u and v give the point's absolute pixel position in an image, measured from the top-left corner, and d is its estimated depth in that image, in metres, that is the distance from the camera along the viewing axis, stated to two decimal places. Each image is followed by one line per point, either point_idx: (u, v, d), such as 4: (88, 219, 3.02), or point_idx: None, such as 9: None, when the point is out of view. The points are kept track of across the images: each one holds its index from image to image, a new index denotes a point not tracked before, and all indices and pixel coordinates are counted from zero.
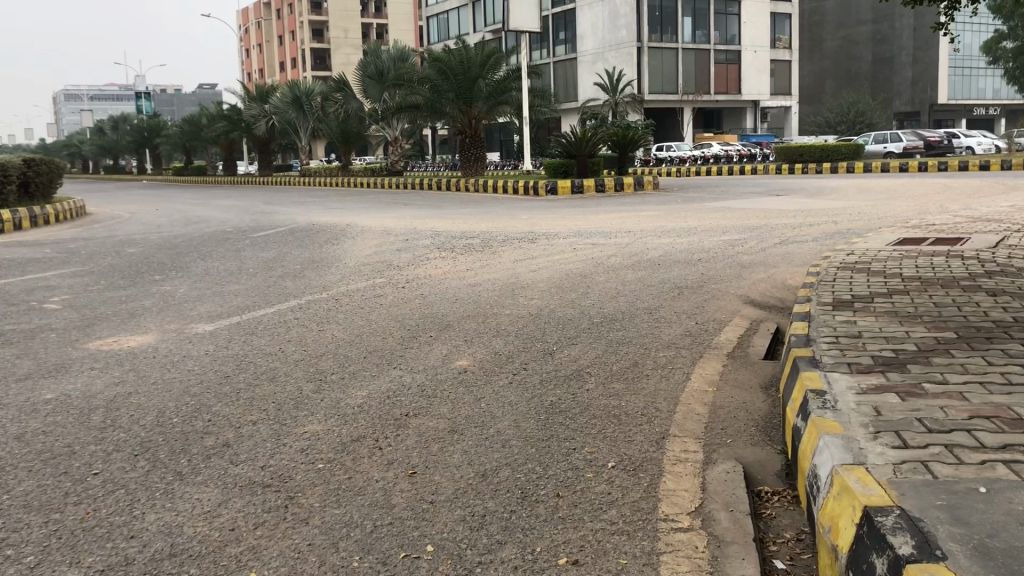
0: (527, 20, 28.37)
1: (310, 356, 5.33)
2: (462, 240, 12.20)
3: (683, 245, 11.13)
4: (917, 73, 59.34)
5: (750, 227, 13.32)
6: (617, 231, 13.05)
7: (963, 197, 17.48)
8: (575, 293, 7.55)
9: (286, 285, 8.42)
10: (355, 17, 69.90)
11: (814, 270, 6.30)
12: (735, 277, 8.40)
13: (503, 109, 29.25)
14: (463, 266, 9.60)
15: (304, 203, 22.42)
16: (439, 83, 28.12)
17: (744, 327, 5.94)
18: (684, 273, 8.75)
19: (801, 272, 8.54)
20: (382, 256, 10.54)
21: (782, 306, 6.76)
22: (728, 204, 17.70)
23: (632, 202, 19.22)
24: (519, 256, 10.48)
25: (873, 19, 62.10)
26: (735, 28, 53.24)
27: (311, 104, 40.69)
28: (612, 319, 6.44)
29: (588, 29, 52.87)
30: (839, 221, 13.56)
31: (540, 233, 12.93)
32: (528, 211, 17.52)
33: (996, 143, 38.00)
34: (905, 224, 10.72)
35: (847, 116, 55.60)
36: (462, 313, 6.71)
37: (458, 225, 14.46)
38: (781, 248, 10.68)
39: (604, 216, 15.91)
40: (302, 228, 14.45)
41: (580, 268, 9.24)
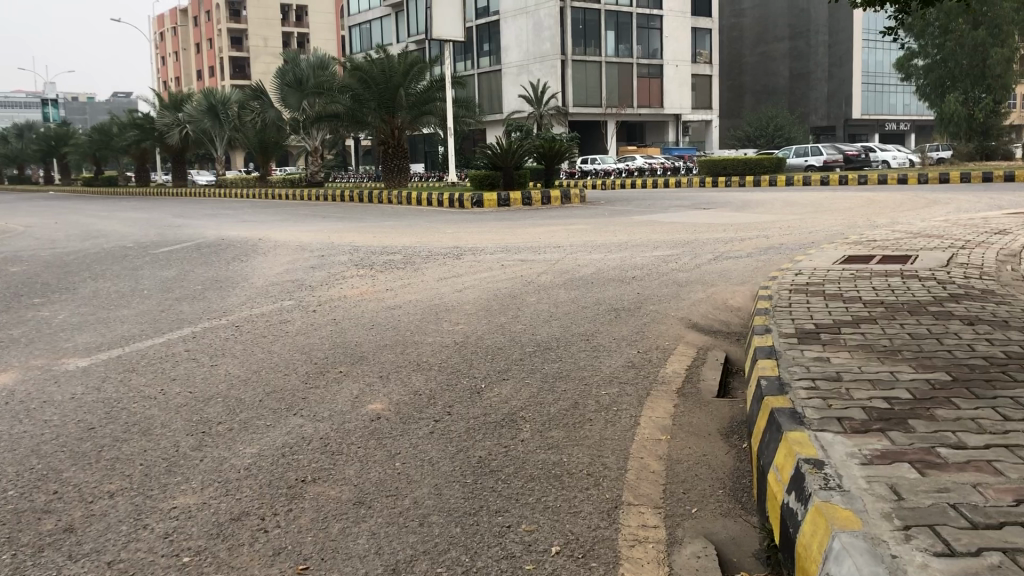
0: (450, 29, 27.75)
1: (194, 401, 4.54)
2: (383, 257, 11.47)
3: (614, 262, 10.60)
4: (833, 88, 60.86)
5: (681, 241, 12.92)
6: (545, 247, 12.48)
7: (890, 211, 17.46)
8: (503, 317, 6.91)
9: (181, 309, 7.56)
10: (275, 25, 68.32)
11: (764, 292, 5.77)
12: (673, 296, 7.88)
13: (427, 119, 28.58)
14: (380, 286, 8.87)
15: (218, 215, 21.30)
16: (360, 92, 27.22)
17: (691, 357, 5.39)
18: (619, 292, 8.19)
19: (741, 291, 8.06)
20: (293, 275, 9.74)
21: (728, 332, 6.22)
22: (659, 217, 17.33)
23: (560, 216, 18.71)
24: (443, 273, 9.79)
25: (790, 36, 63.37)
26: (657, 42, 53.63)
27: (228, 112, 39.28)
28: (545, 347, 5.79)
29: (513, 40, 52.55)
30: (770, 236, 13.26)
31: (466, 249, 12.26)
32: (453, 224, 16.84)
33: (911, 157, 38.92)
34: (841, 239, 10.39)
35: (767, 130, 56.55)
36: (379, 343, 5.99)
37: (379, 240, 13.71)
38: (715, 264, 10.25)
39: (531, 230, 15.32)
40: (210, 244, 13.48)
41: (508, 288, 8.59)
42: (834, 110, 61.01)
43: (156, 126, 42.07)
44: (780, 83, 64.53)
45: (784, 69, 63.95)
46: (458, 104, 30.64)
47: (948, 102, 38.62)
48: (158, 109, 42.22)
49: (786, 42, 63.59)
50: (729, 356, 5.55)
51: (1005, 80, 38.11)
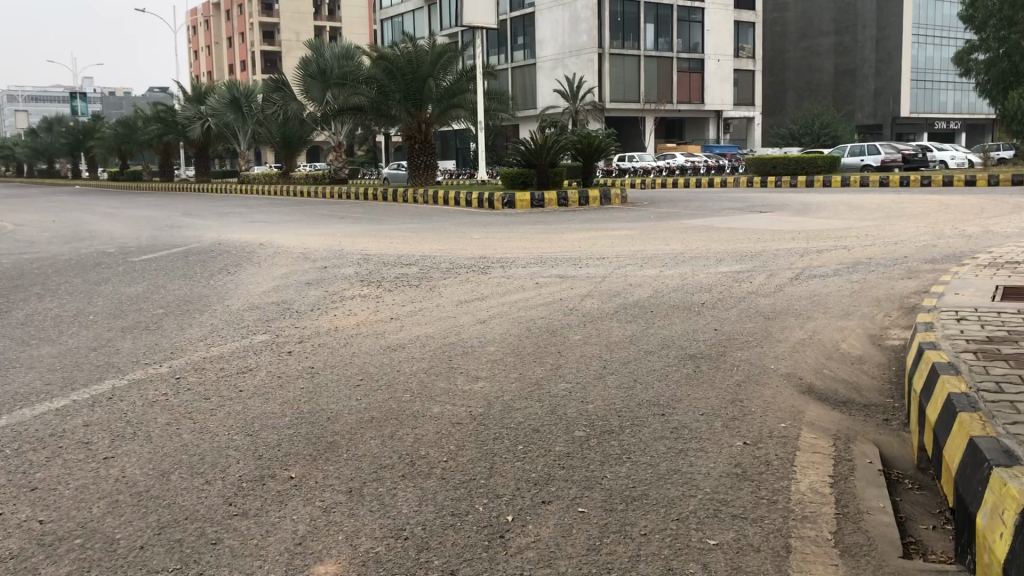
0: (482, 15, 25.88)
1: (32, 551, 2.72)
2: (398, 269, 9.73)
3: (671, 280, 8.75)
4: (880, 85, 58.54)
5: (747, 252, 11.00)
6: (589, 258, 10.67)
7: (974, 219, 15.37)
8: (538, 368, 5.08)
9: (120, 347, 5.79)
10: (307, 20, 67.01)
11: (931, 355, 3.82)
12: (762, 337, 6.04)
13: (456, 113, 26.74)
14: (385, 312, 7.08)
15: (228, 213, 19.88)
16: (385, 84, 25.57)
17: (831, 462, 3.53)
18: (692, 329, 6.33)
19: (854, 331, 6.23)
20: (281, 294, 8.00)
21: (863, 405, 4.36)
22: (711, 222, 15.45)
23: (599, 219, 16.91)
24: (465, 293, 7.99)
25: (836, 30, 61.00)
26: (698, 36, 51.44)
27: (251, 106, 37.94)
28: (605, 432, 3.93)
29: (548, 34, 50.72)
30: (852, 248, 11.37)
31: (496, 259, 10.52)
32: (481, 228, 15.13)
33: (970, 158, 36.80)
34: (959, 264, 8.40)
35: (812, 128, 54.16)
36: (362, 418, 4.16)
37: (395, 246, 12.03)
38: (801, 287, 8.36)
39: (568, 235, 13.57)
40: (202, 250, 11.85)
41: (545, 316, 6.81)
42: (881, 107, 58.48)
43: (179, 120, 40.83)
44: (825, 79, 61.96)
45: (829, 65, 61.47)
46: (490, 96, 28.80)
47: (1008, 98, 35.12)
48: (182, 102, 41.02)
49: (831, 36, 61.04)
50: (886, 459, 3.66)
51: None
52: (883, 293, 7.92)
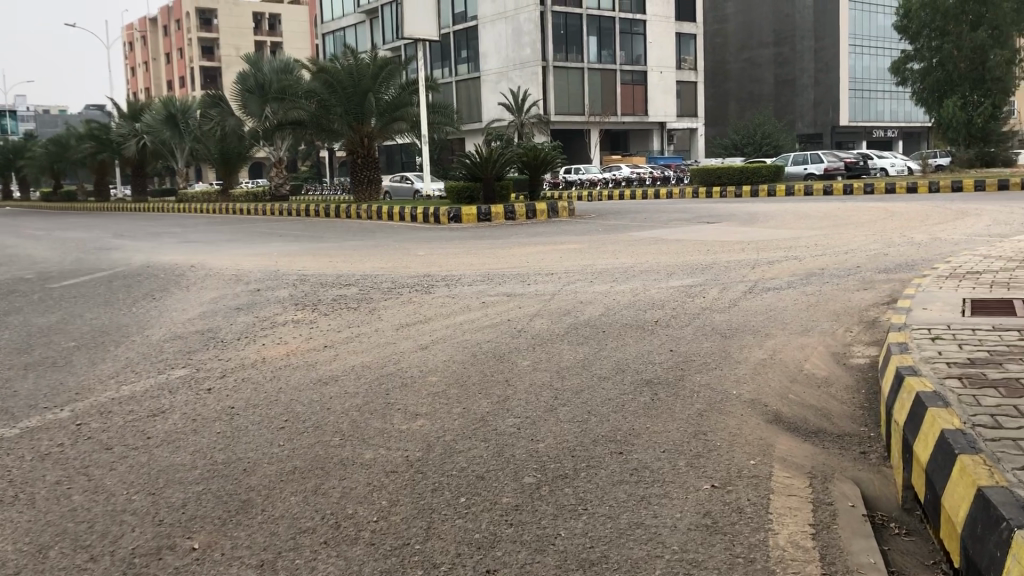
0: (423, 26, 25.43)
1: None
2: (337, 290, 9.23)
3: (622, 296, 8.40)
4: (819, 95, 59.52)
5: (697, 265, 10.73)
6: (537, 273, 10.31)
7: (920, 226, 15.33)
8: (484, 401, 4.65)
9: (18, 388, 5.20)
10: (246, 34, 65.88)
11: (913, 383, 3.46)
12: (721, 357, 5.70)
13: (398, 126, 26.25)
14: (318, 339, 6.58)
15: (164, 233, 19.06)
16: (325, 98, 24.93)
17: (810, 507, 3.16)
18: (648, 349, 5.97)
19: (815, 349, 5.91)
20: (208, 320, 7.48)
21: (835, 435, 3.99)
22: (659, 233, 15.20)
23: (546, 232, 16.60)
24: (406, 316, 7.54)
25: (775, 41, 61.88)
26: (640, 48, 51.67)
27: (188, 122, 37.01)
28: (559, 476, 3.51)
29: (491, 47, 50.53)
30: (803, 259, 11.16)
31: (439, 277, 10.08)
32: (424, 244, 14.64)
33: (909, 165, 37.38)
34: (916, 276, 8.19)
35: (754, 137, 54.72)
36: (283, 469, 3.69)
37: (335, 265, 11.54)
38: (756, 301, 8.06)
39: (514, 250, 13.18)
40: (129, 273, 11.21)
41: (491, 340, 6.37)
42: (821, 117, 59.38)
43: (114, 138, 39.60)
44: (765, 89, 62.80)
45: (769, 76, 62.24)
46: (434, 109, 28.36)
47: (944, 106, 34.19)
48: (117, 119, 39.87)
49: (771, 47, 61.90)
50: (867, 499, 3.30)
51: (1005, 83, 33.79)
52: (840, 306, 7.67)
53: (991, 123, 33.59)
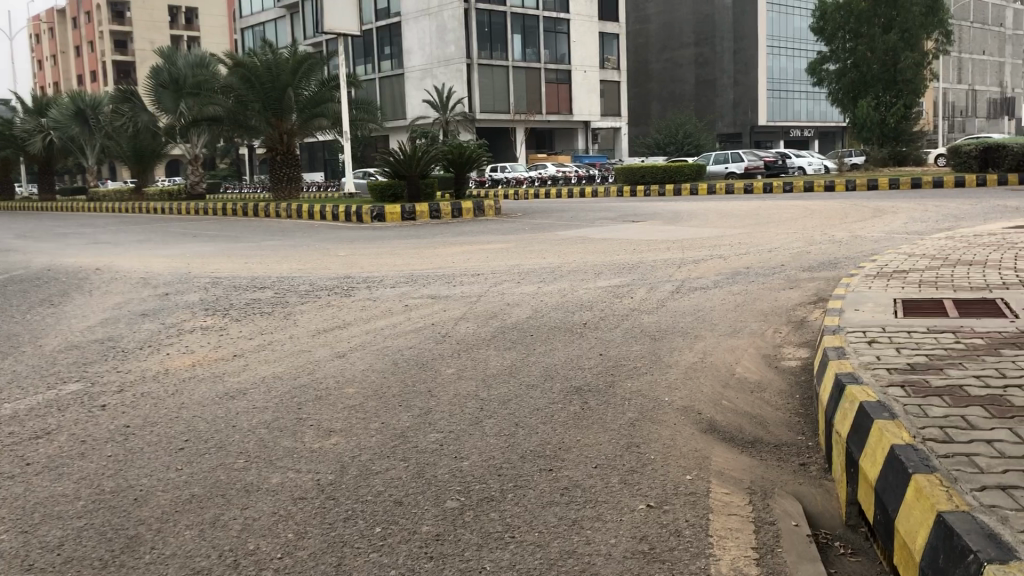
0: (344, 21, 24.89)
1: None
2: (251, 294, 8.78)
3: (549, 298, 8.18)
4: (739, 95, 60.61)
5: (624, 265, 10.59)
6: (462, 274, 10.04)
7: (840, 225, 15.51)
8: (404, 415, 4.35)
9: None
10: (162, 28, 63.83)
11: (854, 393, 3.28)
12: (651, 361, 5.50)
13: (319, 123, 25.62)
14: (227, 348, 6.17)
15: (70, 234, 18.10)
16: (242, 93, 24.13)
17: (750, 528, 2.95)
18: (576, 354, 5.74)
19: (746, 351, 5.76)
20: (110, 328, 6.97)
21: (772, 445, 3.81)
22: (586, 232, 15.07)
23: (471, 231, 16.36)
24: (323, 321, 7.16)
25: (696, 42, 62.82)
26: (564, 46, 51.81)
27: (98, 117, 35.57)
28: (484, 499, 3.24)
29: (415, 44, 50.01)
30: (728, 257, 11.13)
31: (360, 279, 9.73)
32: (345, 245, 14.21)
33: (826, 164, 38.31)
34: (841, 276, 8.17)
35: (676, 137, 55.39)
36: (179, 497, 3.33)
37: (252, 267, 11.05)
38: (684, 301, 7.91)
39: (440, 250, 12.86)
40: (29, 278, 10.52)
41: (414, 346, 6.06)
42: (741, 117, 60.48)
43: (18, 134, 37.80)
44: (687, 89, 63.73)
45: (690, 76, 63.15)
46: (357, 106, 27.75)
47: (860, 106, 34.84)
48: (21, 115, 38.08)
49: (692, 48, 62.81)
50: (810, 516, 3.11)
51: (916, 85, 34.58)
52: (768, 306, 7.58)
53: (902, 123, 34.62)
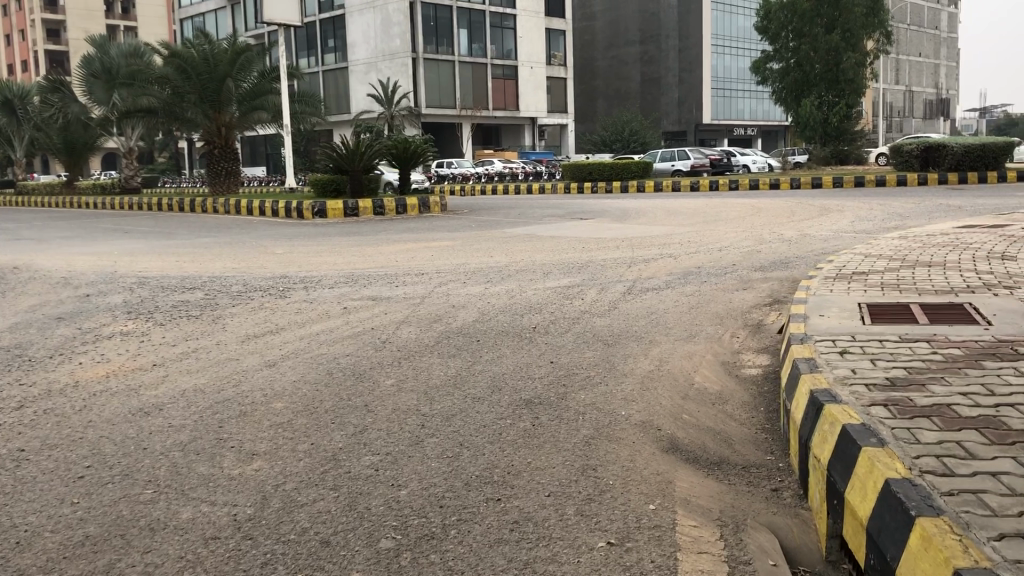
0: (285, 12, 24.18)
1: None
2: (179, 296, 8.24)
3: (497, 300, 7.82)
4: (683, 93, 60.93)
5: (573, 264, 10.27)
6: (406, 274, 9.62)
7: (788, 223, 15.44)
8: (338, 435, 3.95)
9: None
10: (97, 18, 61.81)
11: (832, 414, 2.98)
12: (605, 369, 5.18)
13: (258, 116, 24.90)
14: (146, 357, 5.67)
15: None
16: (179, 85, 23.27)
17: (722, 570, 2.62)
18: (525, 363, 5.38)
19: (702, 358, 5.46)
20: (19, 335, 6.41)
21: (741, 467, 3.47)
22: (535, 230, 14.74)
23: (416, 227, 15.91)
24: (256, 326, 6.70)
25: (642, 40, 62.99)
26: (511, 42, 51.47)
27: (27, 108, 34.17)
28: (426, 537, 2.86)
29: (360, 37, 49.22)
30: (678, 257, 10.88)
31: (297, 279, 9.26)
32: (282, 242, 13.67)
33: (769, 162, 38.62)
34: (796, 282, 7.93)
35: (622, 134, 55.40)
36: (72, 539, 2.88)
37: (183, 266, 10.49)
38: (636, 303, 7.61)
39: (382, 249, 12.41)
40: None
41: (351, 355, 5.64)
42: (686, 115, 60.81)
43: None
44: (632, 87, 63.89)
45: (636, 74, 63.33)
46: (299, 99, 27.03)
47: (803, 105, 35.10)
48: None
49: (637, 46, 62.98)
50: (787, 553, 2.79)
51: (857, 84, 34.77)
52: (723, 308, 7.31)
53: (844, 122, 35.02)
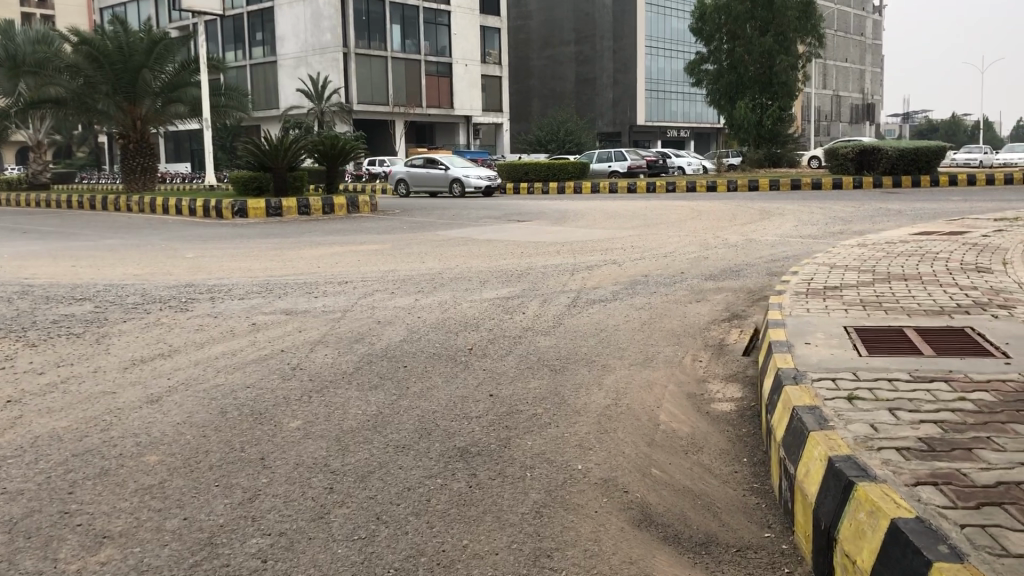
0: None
1: None
2: (63, 308, 7.23)
3: (429, 313, 7.00)
4: (618, 93, 60.70)
5: (513, 271, 9.48)
6: (328, 282, 8.74)
7: (730, 227, 14.89)
8: (221, 507, 3.10)
9: None
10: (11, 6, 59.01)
11: (861, 497, 2.24)
12: (553, 404, 4.40)
13: (176, 109, 23.60)
14: (0, 390, 4.69)
15: None
16: (90, 74, 21.80)
17: None
18: (460, 396, 4.56)
19: (665, 388, 4.71)
20: None
21: (731, 550, 2.73)
22: (472, 232, 13.96)
23: (343, 229, 14.95)
24: (147, 348, 5.75)
25: (577, 40, 62.61)
26: (445, 39, 50.47)
27: None
28: None
29: (288, 31, 47.75)
30: (623, 263, 10.19)
31: (204, 288, 8.30)
32: (192, 244, 12.63)
33: (704, 164, 38.40)
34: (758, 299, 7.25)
35: (557, 134, 54.83)
36: None
37: (78, 272, 9.45)
38: (582, 318, 6.86)
39: (304, 253, 11.46)
40: None
41: (252, 387, 4.73)
42: (620, 116, 60.63)
43: None
44: (567, 87, 63.51)
45: (570, 74, 62.97)
46: (222, 93, 25.73)
47: (738, 107, 34.81)
48: None
49: (572, 46, 62.61)
50: None
51: (790, 87, 34.57)
52: (678, 324, 6.59)
53: (778, 125, 34.88)
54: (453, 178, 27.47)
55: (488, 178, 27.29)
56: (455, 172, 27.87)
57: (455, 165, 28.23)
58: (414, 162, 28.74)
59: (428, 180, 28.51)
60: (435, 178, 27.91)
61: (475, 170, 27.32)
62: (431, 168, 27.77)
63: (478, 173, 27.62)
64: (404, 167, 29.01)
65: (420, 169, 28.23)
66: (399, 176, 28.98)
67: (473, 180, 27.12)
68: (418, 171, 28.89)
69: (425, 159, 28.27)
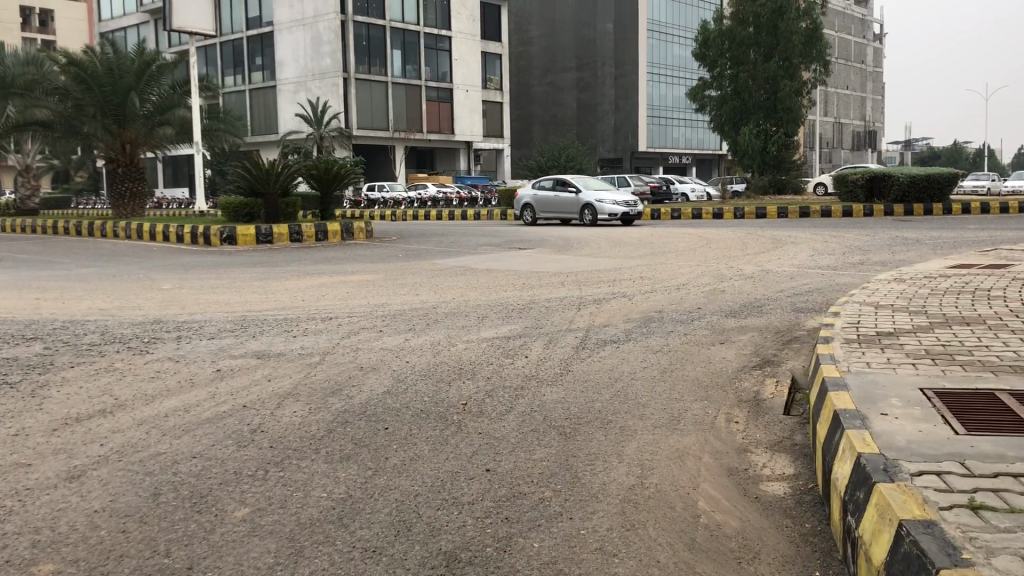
0: (198, 19, 22.25)
1: None
2: (10, 350, 6.43)
3: (420, 357, 6.18)
4: (620, 119, 60.17)
5: (513, 306, 8.64)
6: (310, 319, 7.92)
7: (742, 256, 14.10)
8: None
9: None
10: (12, 31, 58.74)
11: None
12: (562, 483, 3.57)
13: (164, 131, 22.87)
14: None
15: None
16: (77, 96, 21.12)
17: None
18: (451, 470, 3.72)
19: (700, 461, 3.86)
20: None
21: None
22: (471, 261, 13.18)
23: (334, 256, 14.21)
24: (87, 403, 4.91)
25: (578, 65, 62.25)
26: (446, 64, 49.96)
27: None
28: None
29: (287, 55, 47.27)
30: (634, 297, 9.38)
31: (173, 325, 7.49)
32: (171, 274, 11.90)
33: (708, 190, 37.76)
34: (793, 344, 6.41)
35: (559, 160, 54.25)
36: None
37: (39, 305, 8.68)
38: (593, 364, 6.02)
39: (289, 283, 10.69)
40: None
41: (199, 458, 3.89)
42: (622, 142, 60.09)
43: None
44: (568, 113, 63.09)
45: (572, 100, 62.52)
46: (215, 116, 25.01)
47: (742, 133, 34.15)
48: None
49: (573, 72, 62.19)
50: None
51: (795, 114, 33.86)
52: (703, 372, 5.75)
53: (781, 152, 34.44)
54: (584, 203, 22.78)
55: (626, 204, 22.42)
56: (587, 196, 23.15)
57: (588, 188, 23.47)
58: (542, 183, 24.07)
59: (557, 206, 23.83)
60: (563, 203, 23.31)
61: (611, 194, 22.51)
62: (560, 192, 23.24)
63: (615, 197, 22.78)
64: (530, 191, 24.63)
65: (547, 193, 23.71)
66: (524, 201, 24.66)
67: (608, 207, 22.32)
68: (546, 196, 24.35)
69: (554, 180, 23.79)
